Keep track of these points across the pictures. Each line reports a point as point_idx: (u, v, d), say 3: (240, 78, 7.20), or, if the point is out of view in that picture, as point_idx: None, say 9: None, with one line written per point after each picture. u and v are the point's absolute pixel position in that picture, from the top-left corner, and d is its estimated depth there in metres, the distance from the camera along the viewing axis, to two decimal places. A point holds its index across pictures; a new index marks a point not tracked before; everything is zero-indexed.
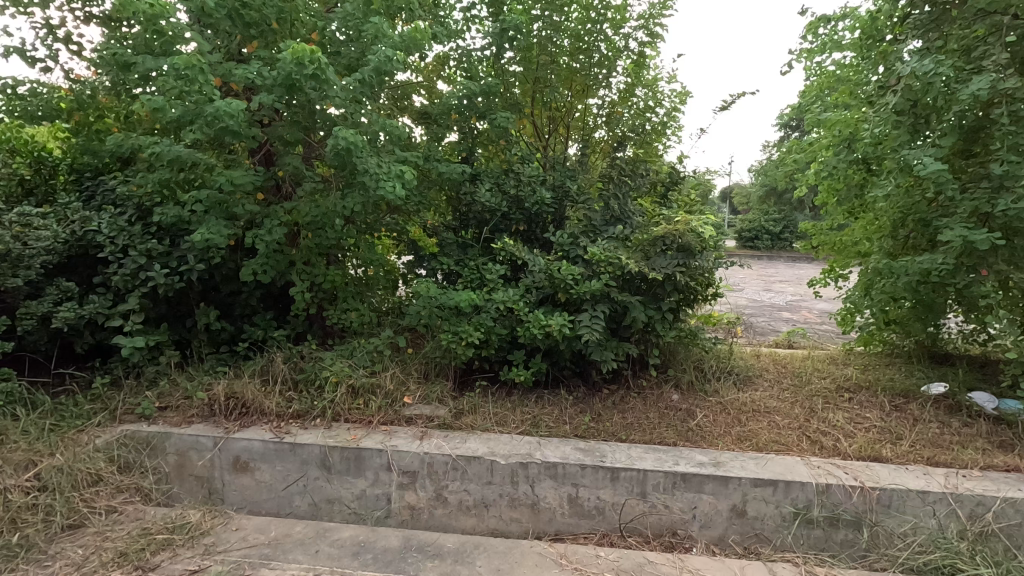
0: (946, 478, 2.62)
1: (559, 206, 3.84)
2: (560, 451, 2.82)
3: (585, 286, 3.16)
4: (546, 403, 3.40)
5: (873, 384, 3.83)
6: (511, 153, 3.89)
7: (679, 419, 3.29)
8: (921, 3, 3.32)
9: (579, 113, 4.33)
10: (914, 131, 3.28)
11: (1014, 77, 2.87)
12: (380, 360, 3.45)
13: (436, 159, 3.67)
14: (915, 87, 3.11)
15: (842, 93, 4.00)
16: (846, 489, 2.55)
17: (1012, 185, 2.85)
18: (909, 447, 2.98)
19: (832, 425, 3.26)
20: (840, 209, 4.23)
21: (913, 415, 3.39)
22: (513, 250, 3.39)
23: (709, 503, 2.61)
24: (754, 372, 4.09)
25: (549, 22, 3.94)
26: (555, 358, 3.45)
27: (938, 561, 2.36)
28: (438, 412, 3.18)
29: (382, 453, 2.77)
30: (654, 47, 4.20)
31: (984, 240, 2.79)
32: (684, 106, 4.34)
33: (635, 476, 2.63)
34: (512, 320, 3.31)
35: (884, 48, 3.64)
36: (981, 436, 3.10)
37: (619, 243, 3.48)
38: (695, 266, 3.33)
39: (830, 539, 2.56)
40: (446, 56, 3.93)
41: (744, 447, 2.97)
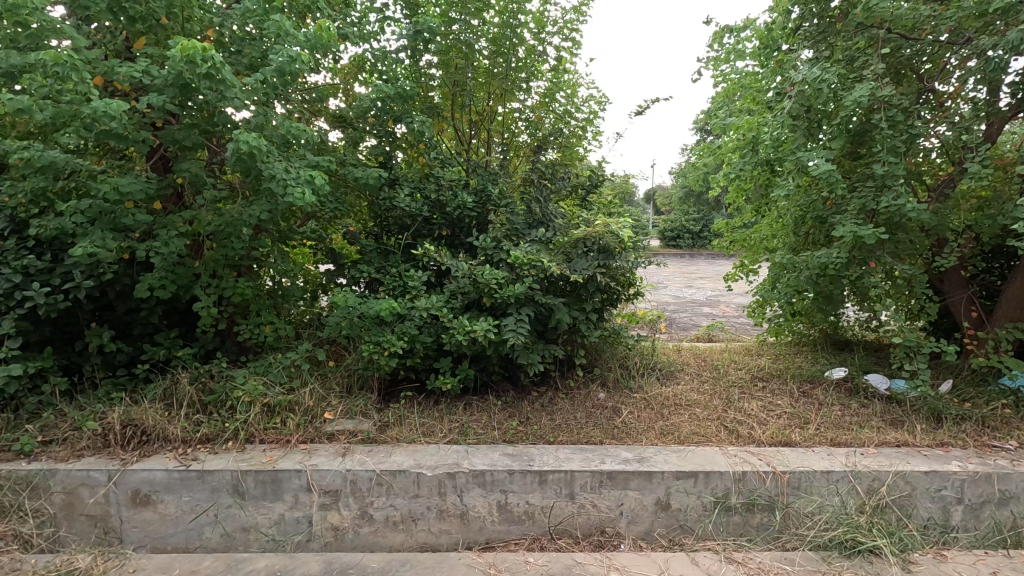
0: (847, 457, 2.82)
1: (481, 210, 3.78)
2: (489, 457, 2.78)
3: (508, 290, 3.14)
4: (475, 410, 3.36)
5: (783, 372, 4.08)
6: (432, 157, 3.83)
7: (606, 417, 3.35)
8: (810, 16, 3.68)
9: (501, 117, 4.33)
10: (809, 134, 3.52)
11: (890, 85, 3.14)
12: (299, 375, 3.28)
13: (352, 165, 3.53)
14: (807, 93, 3.34)
15: (747, 99, 4.22)
16: (760, 476, 2.67)
17: (893, 185, 3.11)
18: (815, 430, 3.18)
19: (747, 413, 3.43)
20: (748, 208, 4.48)
21: (818, 399, 3.64)
22: (435, 256, 3.31)
23: (635, 499, 2.66)
24: (676, 366, 4.25)
25: (467, 26, 3.90)
26: (483, 364, 3.42)
27: (842, 536, 2.53)
28: (362, 426, 3.07)
29: (301, 474, 2.62)
30: (572, 52, 4.26)
31: (871, 235, 3.03)
32: (602, 111, 4.44)
33: (563, 477, 2.64)
34: (437, 327, 3.23)
35: (782, 57, 3.87)
36: (876, 415, 3.36)
37: (542, 246, 3.51)
38: (615, 267, 3.42)
39: (747, 524, 2.68)
40: (362, 57, 3.76)
41: (667, 441, 3.06)
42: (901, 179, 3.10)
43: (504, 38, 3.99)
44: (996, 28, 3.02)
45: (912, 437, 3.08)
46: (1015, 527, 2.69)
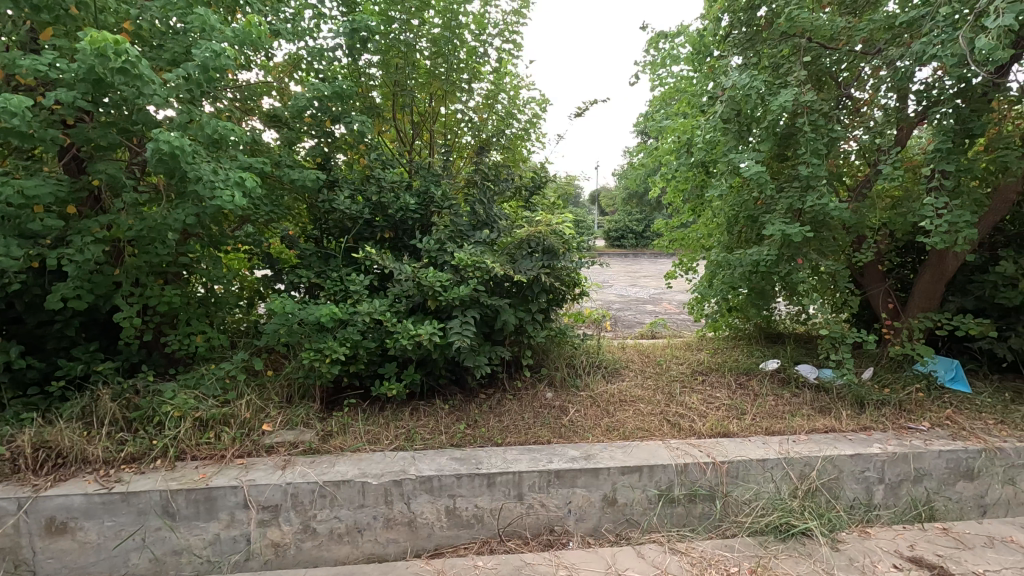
0: (781, 445, 2.96)
1: (425, 212, 3.72)
2: (436, 463, 2.74)
3: (453, 292, 3.11)
4: (422, 415, 3.31)
5: (721, 365, 4.25)
6: (372, 158, 3.73)
7: (553, 416, 3.38)
8: (738, 24, 3.82)
9: (444, 118, 4.29)
10: (740, 137, 3.68)
11: (811, 91, 3.32)
12: (234, 386, 3.12)
13: (289, 166, 3.39)
14: (737, 98, 3.49)
15: (682, 103, 4.36)
16: (701, 467, 2.76)
17: (816, 186, 3.30)
18: (751, 420, 3.32)
19: (688, 407, 3.55)
20: (686, 208, 4.64)
21: (754, 390, 3.81)
22: (376, 259, 3.24)
23: (582, 496, 2.69)
24: (621, 363, 4.35)
25: (406, 25, 3.83)
26: (429, 368, 3.38)
27: (777, 521, 2.65)
28: (304, 436, 2.96)
29: (237, 490, 2.49)
30: (514, 54, 4.27)
31: (797, 234, 3.20)
32: (544, 113, 4.48)
33: (511, 479, 2.64)
34: (381, 332, 3.16)
35: (714, 63, 4.02)
36: (806, 403, 3.55)
37: (486, 247, 3.51)
38: (559, 267, 3.45)
39: (690, 515, 2.76)
40: (297, 55, 3.61)
41: (612, 438, 3.12)
42: (823, 180, 3.29)
43: (444, 38, 3.95)
44: (902, 40, 3.26)
45: (838, 422, 3.28)
46: (928, 502, 2.91)
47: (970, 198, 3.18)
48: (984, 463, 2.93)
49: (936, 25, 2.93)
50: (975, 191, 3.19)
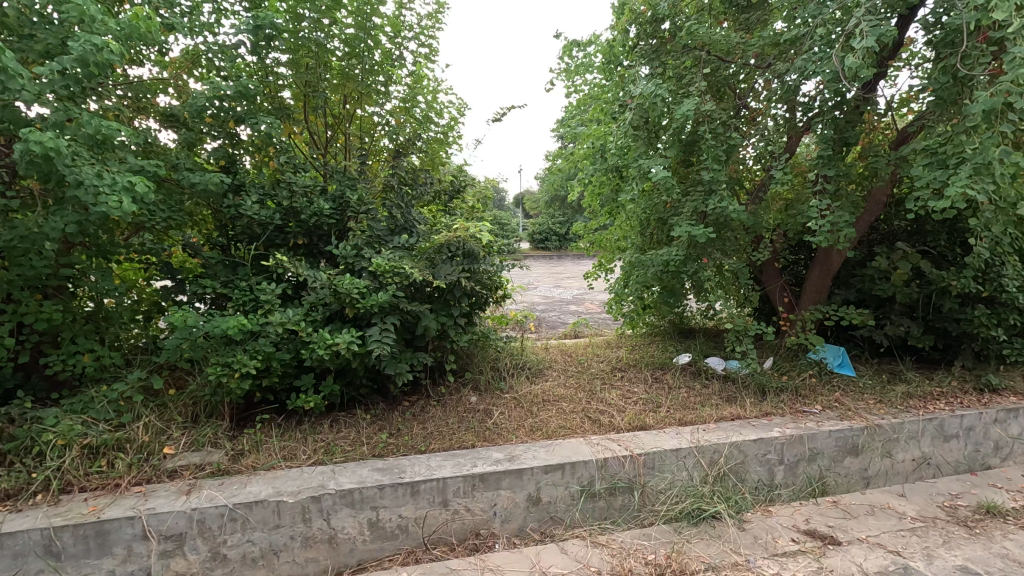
0: (693, 434, 3.13)
1: (340, 217, 3.61)
2: (357, 475, 2.66)
3: (371, 299, 3.03)
4: (342, 427, 3.20)
5: (638, 361, 4.44)
6: (281, 162, 3.52)
7: (478, 420, 3.39)
8: (644, 35, 4.02)
9: (360, 120, 4.18)
10: (649, 143, 3.86)
11: (711, 101, 3.55)
12: (130, 408, 2.88)
13: (188, 169, 3.15)
14: (646, 106, 3.65)
15: (596, 110, 4.52)
16: (620, 461, 2.87)
17: (717, 190, 3.53)
18: (665, 412, 3.49)
19: (608, 403, 3.67)
20: (602, 211, 4.80)
21: (668, 383, 4.02)
22: (289, 266, 3.09)
23: (507, 498, 2.71)
24: (544, 364, 4.43)
25: (317, 24, 3.68)
26: (349, 378, 3.28)
27: (690, 507, 2.81)
28: (211, 457, 2.78)
29: (134, 521, 2.29)
30: (430, 57, 4.23)
31: (702, 235, 3.41)
32: (463, 117, 4.48)
33: (435, 486, 2.61)
34: (296, 342, 3.03)
35: (624, 72, 4.19)
36: (715, 393, 3.78)
37: (405, 252, 3.46)
38: (479, 271, 3.46)
39: (611, 507, 2.86)
40: (195, 50, 3.34)
41: (536, 437, 3.17)
42: (724, 184, 3.53)
43: (358, 39, 3.84)
44: (788, 56, 3.56)
45: (743, 410, 3.52)
46: (821, 478, 3.19)
47: (848, 201, 3.53)
48: (866, 440, 3.25)
49: (815, 43, 3.23)
50: (852, 194, 3.54)
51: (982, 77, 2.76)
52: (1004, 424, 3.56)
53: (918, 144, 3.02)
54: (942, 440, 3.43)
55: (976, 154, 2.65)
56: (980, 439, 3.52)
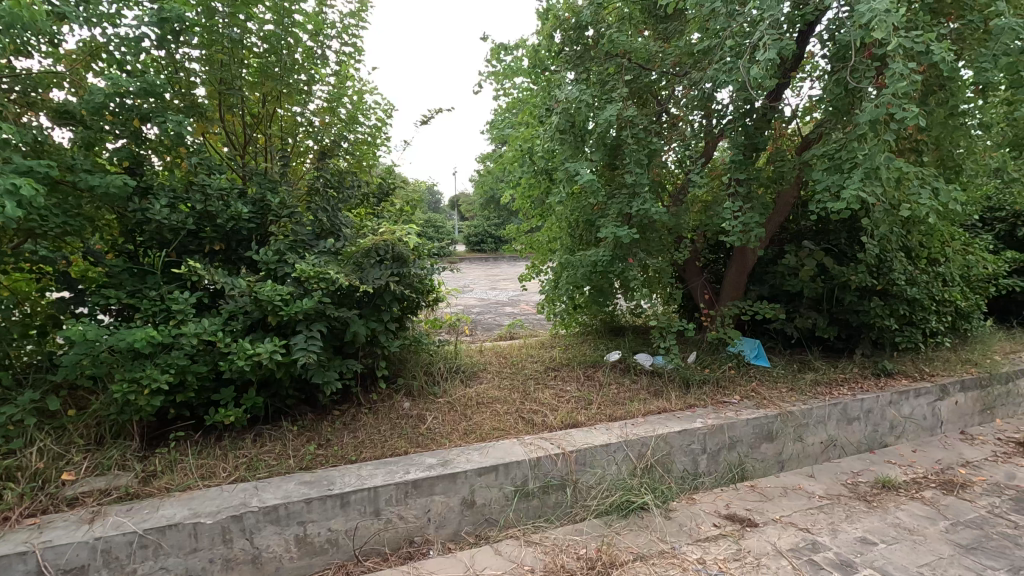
0: (622, 429, 3.23)
1: (261, 221, 3.45)
2: (282, 489, 2.54)
3: (295, 305, 2.92)
4: (267, 440, 3.05)
5: (570, 360, 4.53)
6: (194, 163, 3.30)
7: (411, 426, 3.34)
8: (569, 41, 4.14)
9: (283, 120, 4.00)
10: (576, 148, 3.96)
11: (632, 107, 3.72)
12: (21, 432, 2.62)
13: (86, 171, 2.89)
14: (570, 111, 3.75)
15: (525, 113, 4.58)
16: (553, 459, 2.91)
17: (640, 193, 3.67)
18: (596, 409, 3.59)
19: (541, 403, 3.73)
20: (533, 213, 4.87)
21: (599, 380, 4.13)
22: (203, 274, 2.92)
23: (441, 503, 2.69)
24: (479, 366, 4.44)
25: (232, 18, 3.48)
26: (274, 389, 3.14)
27: (620, 500, 2.90)
28: (119, 481, 2.58)
29: (27, 556, 2.09)
30: (356, 57, 4.12)
31: (627, 236, 3.54)
32: (391, 118, 4.40)
33: (366, 496, 2.54)
34: (213, 354, 2.86)
35: (550, 78, 4.28)
36: (643, 388, 3.93)
37: (331, 257, 3.37)
38: (409, 274, 3.41)
39: (544, 505, 2.90)
40: (94, 42, 3.10)
41: (470, 441, 3.16)
42: (646, 187, 3.67)
43: (277, 36, 3.68)
44: (701, 65, 3.76)
45: (669, 403, 3.67)
46: (741, 464, 3.38)
47: (759, 203, 3.77)
48: (780, 426, 3.48)
49: (725, 54, 3.43)
50: (762, 197, 3.78)
51: (868, 90, 3.04)
52: (898, 405, 3.92)
53: (817, 150, 3.27)
54: (846, 423, 3.72)
55: (865, 159, 2.90)
56: (878, 420, 3.85)
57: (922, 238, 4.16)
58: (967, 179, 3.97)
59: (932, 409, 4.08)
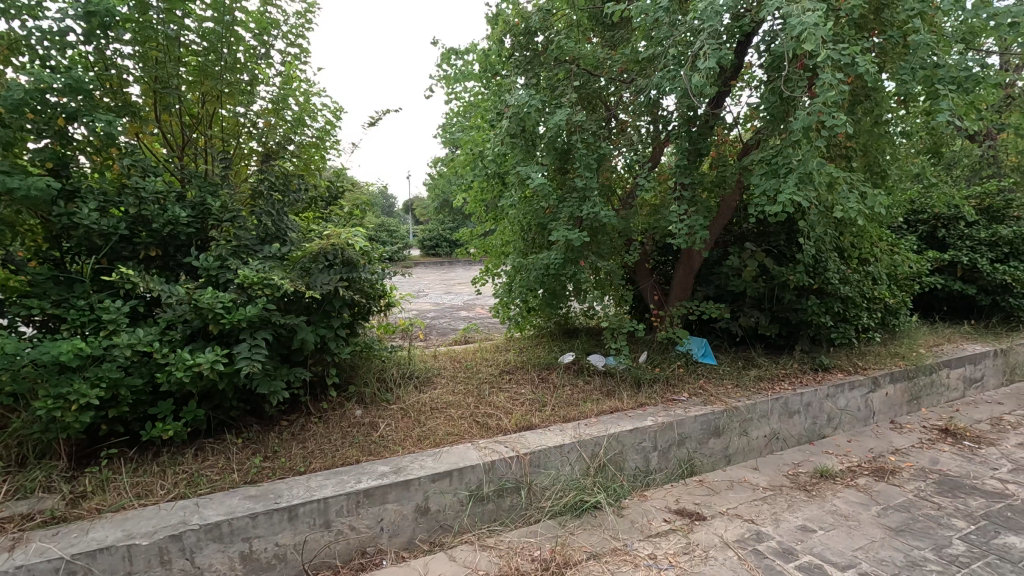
0: (576, 430, 3.26)
1: (201, 226, 3.31)
2: (226, 505, 2.44)
3: (238, 313, 2.81)
4: (209, 454, 2.92)
5: (525, 363, 4.55)
6: (126, 164, 3.13)
7: (363, 434, 3.27)
8: (519, 46, 4.18)
9: (224, 121, 3.84)
10: (527, 152, 3.99)
11: (581, 113, 3.79)
12: None
13: (5, 172, 2.70)
14: (521, 115, 3.78)
15: (476, 117, 4.58)
16: (507, 462, 2.91)
17: (590, 197, 3.74)
18: (550, 411, 3.62)
19: (496, 406, 3.72)
20: (486, 216, 4.87)
21: (553, 382, 4.16)
22: (137, 281, 2.76)
23: (394, 511, 2.64)
24: (433, 371, 4.39)
25: (168, 14, 3.32)
26: (216, 401, 3.00)
27: (574, 500, 2.94)
28: (44, 504, 2.41)
29: None
30: (302, 58, 4.01)
31: (577, 239, 3.60)
32: (339, 120, 4.31)
33: (315, 508, 2.47)
34: (149, 366, 2.72)
35: (500, 82, 4.30)
36: (596, 389, 3.99)
37: (277, 262, 3.26)
38: (358, 279, 3.35)
39: (499, 508, 2.89)
40: (13, 35, 2.89)
41: (424, 447, 3.13)
42: (596, 191, 3.74)
43: (217, 34, 3.54)
44: (647, 72, 3.87)
45: (621, 402, 3.74)
46: (690, 459, 3.48)
47: (703, 206, 3.90)
48: (726, 421, 3.60)
49: (669, 62, 3.54)
50: (706, 200, 3.92)
51: (801, 99, 3.20)
52: (834, 398, 4.13)
53: (756, 156, 3.42)
54: (787, 417, 3.89)
55: (799, 165, 3.05)
56: (817, 413, 4.04)
57: (853, 239, 4.41)
58: (892, 183, 4.24)
59: (865, 400, 4.32)
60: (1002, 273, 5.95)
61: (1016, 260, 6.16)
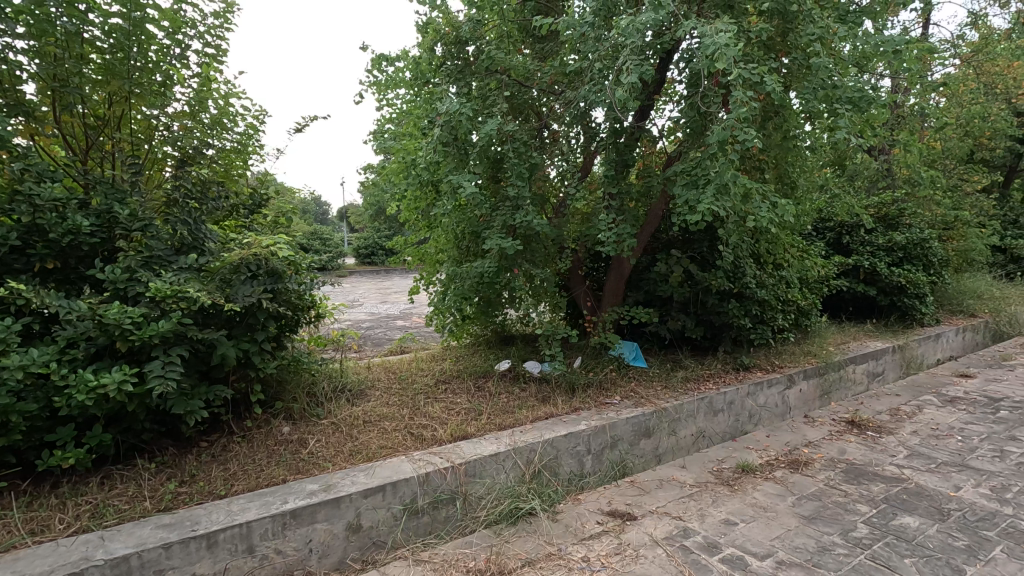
0: (512, 437, 3.27)
1: (108, 236, 3.07)
2: (136, 536, 2.27)
3: (149, 328, 2.63)
4: (117, 482, 2.70)
5: (461, 372, 4.53)
6: (19, 169, 2.86)
7: (290, 451, 3.13)
8: (452, 55, 4.20)
9: (136, 124, 3.59)
10: (459, 160, 3.99)
11: (512, 122, 3.83)
12: None
13: None
14: (452, 123, 3.80)
15: (408, 124, 4.54)
16: (442, 473, 2.88)
17: (523, 206, 3.80)
18: (486, 420, 3.61)
19: (431, 417, 3.68)
20: (419, 225, 4.83)
21: (489, 390, 4.15)
22: (31, 296, 2.53)
23: (323, 531, 2.54)
24: (367, 384, 4.28)
25: (67, 8, 3.05)
26: (125, 424, 2.79)
27: (509, 508, 2.95)
28: None
29: None
30: (221, 59, 3.82)
31: (510, 247, 3.64)
32: (263, 125, 4.13)
33: (237, 532, 2.34)
34: (46, 388, 2.49)
35: (431, 90, 4.29)
36: (531, 395, 4.02)
37: (193, 274, 3.08)
38: (284, 290, 3.22)
39: (434, 521, 2.85)
40: None
41: (356, 462, 3.04)
42: (528, 199, 3.81)
43: (125, 32, 3.29)
44: (574, 85, 3.98)
45: (555, 408, 3.79)
46: (622, 461, 3.57)
47: (630, 215, 4.04)
48: (656, 422, 3.73)
49: (596, 76, 3.66)
50: (634, 209, 4.07)
51: (717, 114, 3.39)
52: (754, 396, 4.37)
53: (678, 168, 3.58)
54: (712, 416, 4.08)
55: (717, 177, 3.23)
56: (739, 410, 4.26)
57: (768, 246, 4.70)
58: (801, 194, 4.56)
59: (782, 397, 4.61)
60: (898, 275, 6.52)
61: (909, 264, 6.77)
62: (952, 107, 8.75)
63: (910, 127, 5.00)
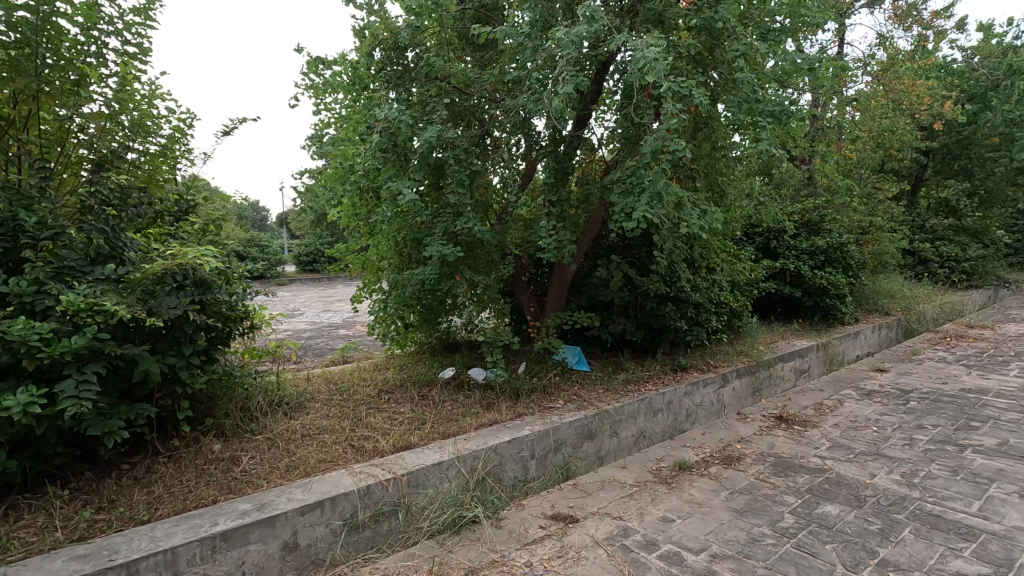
0: (455, 445, 3.25)
1: (12, 246, 2.84)
2: (45, 570, 2.09)
3: (61, 345, 2.45)
4: (24, 512, 2.49)
5: (404, 381, 4.46)
6: None
7: (222, 470, 2.99)
8: (391, 60, 4.17)
9: (45, 125, 3.33)
10: (399, 166, 3.95)
11: (452, 129, 3.82)
12: None
13: None
14: (391, 129, 3.77)
15: (346, 129, 4.45)
16: (383, 485, 2.82)
17: (464, 213, 3.83)
18: (429, 429, 3.57)
19: (372, 428, 3.60)
20: (359, 232, 4.74)
21: (433, 398, 4.11)
22: None
23: (257, 553, 2.44)
24: (306, 396, 4.14)
25: None
26: (34, 449, 2.58)
27: (452, 517, 2.93)
28: None
29: None
30: (143, 59, 3.62)
31: (450, 254, 3.64)
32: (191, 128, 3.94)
33: (161, 559, 2.21)
34: None
35: (370, 95, 4.24)
36: (475, 402, 4.02)
37: (112, 285, 2.90)
38: (213, 301, 3.07)
39: (376, 535, 2.79)
40: None
41: (292, 478, 2.93)
42: (468, 207, 3.83)
43: (33, 26, 3.05)
44: (514, 93, 4.03)
45: (499, 414, 3.80)
46: (566, 464, 3.62)
47: (570, 221, 4.12)
48: (598, 425, 3.80)
49: (534, 85, 3.73)
50: (573, 216, 4.15)
51: (650, 125, 3.52)
52: (691, 396, 4.53)
53: (615, 176, 3.69)
54: (652, 416, 4.20)
55: (650, 185, 3.35)
56: (677, 410, 4.41)
57: (701, 251, 4.90)
58: (731, 201, 4.79)
59: (717, 395, 4.80)
60: (820, 277, 6.95)
61: (831, 266, 7.22)
62: (866, 121, 9.43)
63: (827, 139, 5.36)
